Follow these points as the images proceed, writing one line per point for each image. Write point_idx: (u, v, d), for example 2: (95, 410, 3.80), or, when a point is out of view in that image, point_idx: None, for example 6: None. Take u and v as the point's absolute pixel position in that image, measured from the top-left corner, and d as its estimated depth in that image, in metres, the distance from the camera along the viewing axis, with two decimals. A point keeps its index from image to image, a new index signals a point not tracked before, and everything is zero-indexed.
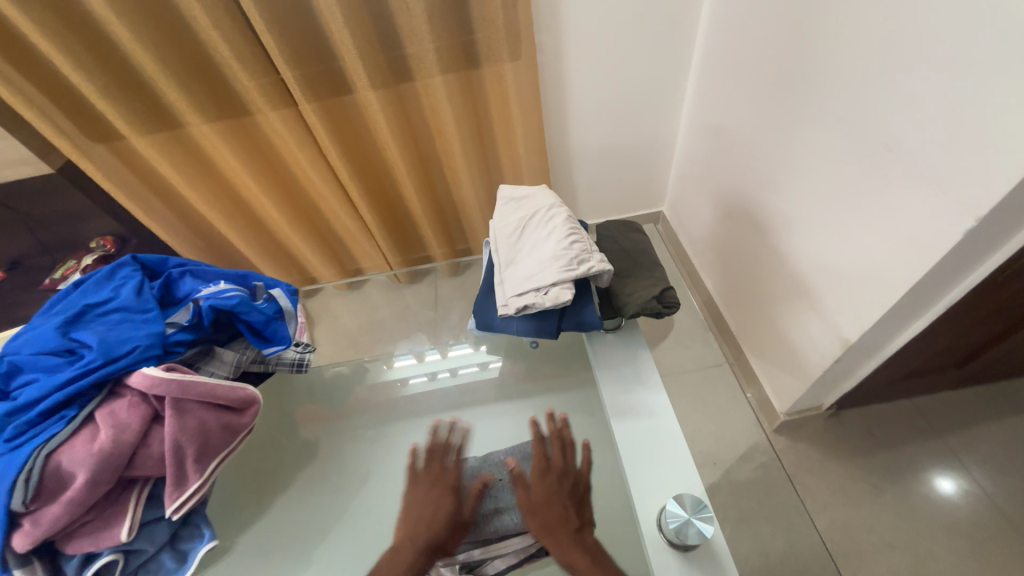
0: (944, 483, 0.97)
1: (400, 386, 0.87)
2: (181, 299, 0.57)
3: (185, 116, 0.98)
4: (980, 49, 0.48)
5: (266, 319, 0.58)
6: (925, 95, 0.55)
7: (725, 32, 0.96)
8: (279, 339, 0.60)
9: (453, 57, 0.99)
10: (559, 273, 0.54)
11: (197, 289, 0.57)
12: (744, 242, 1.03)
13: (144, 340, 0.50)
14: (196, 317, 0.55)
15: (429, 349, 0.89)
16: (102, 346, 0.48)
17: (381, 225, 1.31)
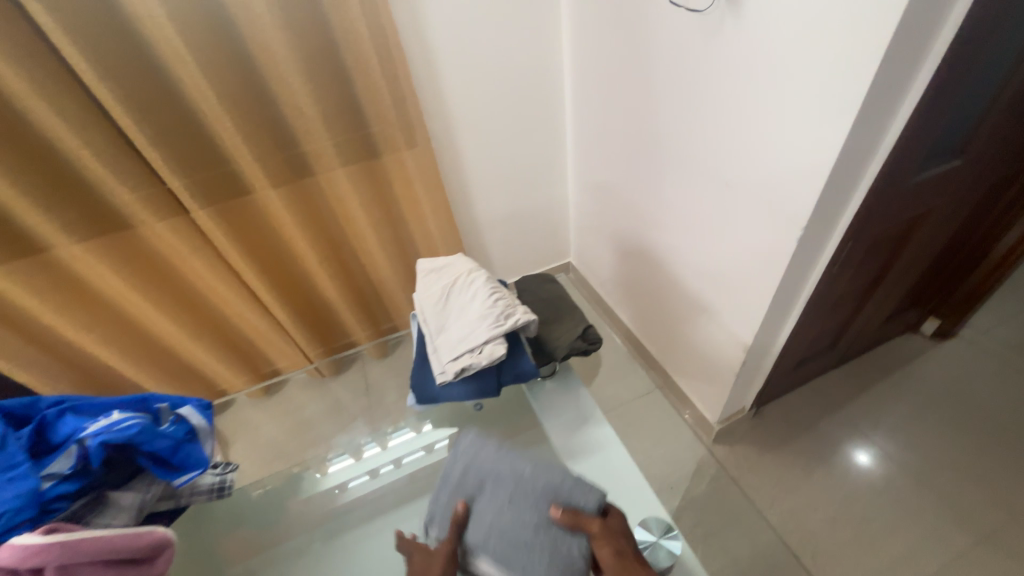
0: (863, 452, 1.09)
1: (339, 493, 0.80)
2: (60, 443, 0.48)
3: (50, 239, 0.89)
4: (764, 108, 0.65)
5: (175, 444, 0.51)
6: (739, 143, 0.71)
7: (588, 108, 1.15)
8: (193, 464, 0.53)
9: (352, 150, 1.04)
10: (490, 330, 0.56)
11: (81, 427, 0.49)
12: (644, 275, 1.16)
13: (10, 505, 0.42)
14: (82, 461, 0.47)
15: (366, 445, 0.84)
16: None
17: (296, 320, 1.24)
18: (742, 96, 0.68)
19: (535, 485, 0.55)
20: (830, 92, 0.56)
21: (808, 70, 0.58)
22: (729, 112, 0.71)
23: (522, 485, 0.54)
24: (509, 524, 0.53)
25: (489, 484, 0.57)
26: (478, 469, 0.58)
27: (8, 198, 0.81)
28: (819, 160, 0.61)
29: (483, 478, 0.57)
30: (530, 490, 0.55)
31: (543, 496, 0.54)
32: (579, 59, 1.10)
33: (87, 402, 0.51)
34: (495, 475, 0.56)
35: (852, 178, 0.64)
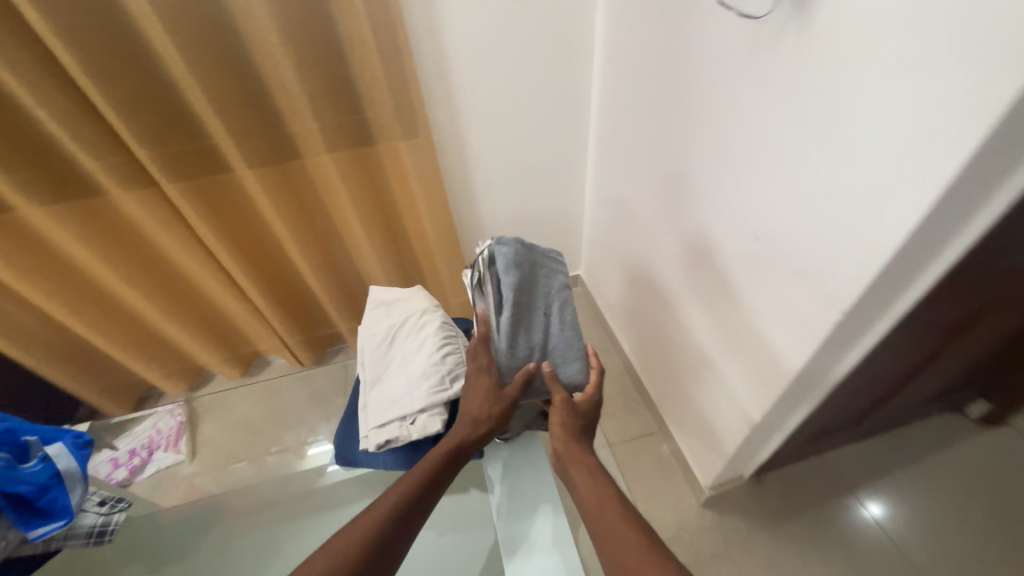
0: (874, 500, 1.03)
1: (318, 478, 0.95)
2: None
3: (11, 200, 0.83)
4: (817, 154, 0.51)
5: (39, 488, 0.60)
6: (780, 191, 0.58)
7: (615, 114, 1.00)
8: (61, 512, 0.63)
9: (343, 135, 0.94)
10: (425, 401, 0.53)
11: None
12: (651, 310, 1.03)
13: None
14: None
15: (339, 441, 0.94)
16: None
17: (276, 307, 1.18)
18: (790, 134, 0.54)
19: (572, 337, 0.60)
20: (905, 151, 0.42)
21: (882, 116, 0.44)
22: (773, 150, 0.58)
23: (562, 325, 0.59)
24: (533, 325, 0.59)
25: (539, 296, 0.61)
26: (534, 276, 0.61)
27: None
28: (876, 234, 0.47)
29: (526, 297, 0.59)
30: (559, 333, 0.59)
31: (560, 345, 0.59)
32: (611, 56, 0.96)
33: None
34: (547, 294, 0.61)
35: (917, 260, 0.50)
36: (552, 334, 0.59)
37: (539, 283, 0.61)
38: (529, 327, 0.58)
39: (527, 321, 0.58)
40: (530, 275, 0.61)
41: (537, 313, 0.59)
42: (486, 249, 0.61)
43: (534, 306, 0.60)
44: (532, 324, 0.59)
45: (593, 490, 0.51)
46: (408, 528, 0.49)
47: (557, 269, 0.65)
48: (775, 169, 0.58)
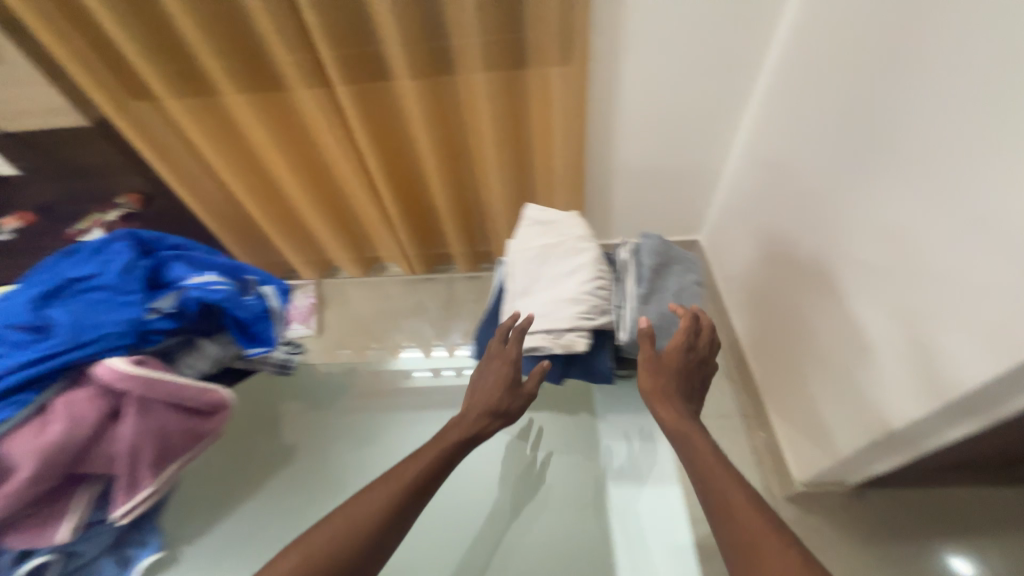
0: (960, 557, 0.90)
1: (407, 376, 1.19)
2: (168, 283, 0.72)
3: (219, 85, 0.97)
4: None
5: (252, 316, 0.77)
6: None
7: (799, 58, 0.87)
8: (263, 339, 0.80)
9: (498, 54, 0.93)
10: (575, 320, 0.58)
11: (184, 278, 0.71)
12: (782, 290, 0.94)
13: (115, 328, 0.62)
14: (180, 306, 0.69)
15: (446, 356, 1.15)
16: (72, 333, 0.60)
17: (402, 218, 1.27)
18: None
19: (695, 319, 0.62)
20: None
21: None
22: None
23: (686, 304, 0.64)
24: (660, 301, 0.63)
25: (671, 280, 0.64)
26: (660, 265, 0.68)
27: (191, 38, 0.89)
28: None
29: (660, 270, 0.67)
30: (684, 310, 0.63)
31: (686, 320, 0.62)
32: None
33: (193, 260, 0.73)
34: (676, 272, 0.68)
35: None
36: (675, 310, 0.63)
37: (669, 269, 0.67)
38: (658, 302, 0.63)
39: (658, 297, 0.64)
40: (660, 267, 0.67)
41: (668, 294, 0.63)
42: (631, 248, 0.69)
43: (671, 280, 0.64)
44: (662, 298, 0.64)
45: (713, 472, 0.51)
46: (415, 502, 0.55)
47: (687, 272, 0.68)
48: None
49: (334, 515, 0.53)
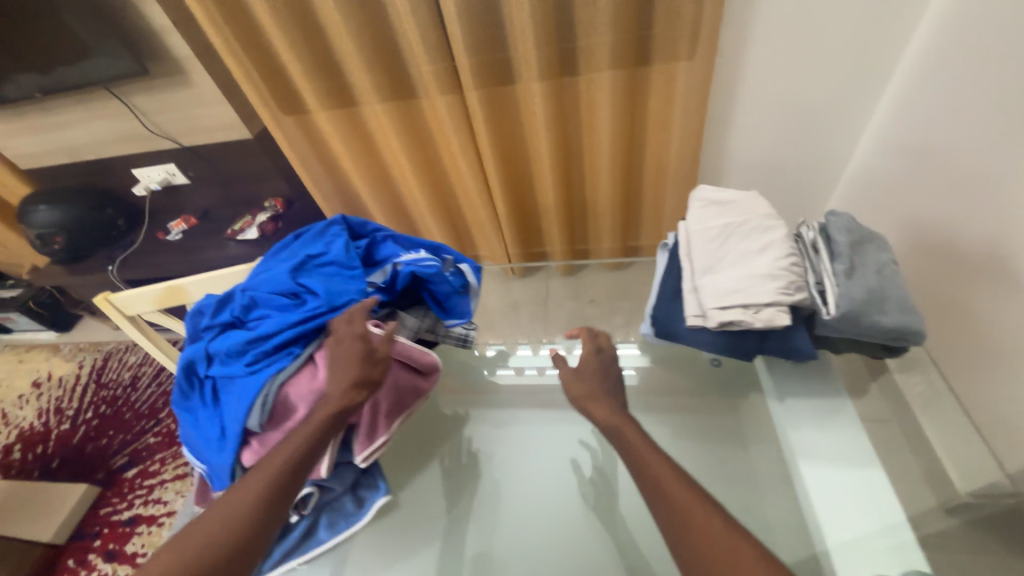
0: None
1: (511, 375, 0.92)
2: (380, 261, 0.64)
3: (365, 95, 1.08)
4: None
5: (450, 292, 0.63)
6: None
7: (956, 35, 0.82)
8: (458, 313, 0.66)
9: (625, 52, 0.96)
10: (776, 294, 0.48)
11: (395, 255, 0.62)
12: (935, 284, 0.87)
13: (355, 295, 0.57)
14: (391, 280, 0.61)
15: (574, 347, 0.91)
16: (326, 296, 0.56)
17: (510, 216, 1.32)
18: None
19: (909, 295, 0.49)
20: None
21: None
22: None
23: (899, 276, 0.50)
24: (869, 272, 0.49)
25: (874, 249, 0.51)
26: (860, 233, 0.52)
27: (349, 54, 1.00)
28: None
29: (862, 238, 0.52)
30: (897, 283, 0.49)
31: (901, 292, 0.48)
32: None
33: (401, 237, 0.64)
34: (879, 240, 0.53)
35: None
36: (888, 283, 0.49)
37: (870, 238, 0.53)
38: (867, 273, 0.49)
39: (862, 266, 0.50)
40: (860, 234, 0.52)
41: (872, 262, 0.50)
42: (817, 221, 0.55)
43: (871, 249, 0.51)
44: (870, 269, 0.49)
45: (646, 460, 0.55)
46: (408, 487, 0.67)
47: (884, 241, 0.54)
48: None
49: (251, 472, 0.48)
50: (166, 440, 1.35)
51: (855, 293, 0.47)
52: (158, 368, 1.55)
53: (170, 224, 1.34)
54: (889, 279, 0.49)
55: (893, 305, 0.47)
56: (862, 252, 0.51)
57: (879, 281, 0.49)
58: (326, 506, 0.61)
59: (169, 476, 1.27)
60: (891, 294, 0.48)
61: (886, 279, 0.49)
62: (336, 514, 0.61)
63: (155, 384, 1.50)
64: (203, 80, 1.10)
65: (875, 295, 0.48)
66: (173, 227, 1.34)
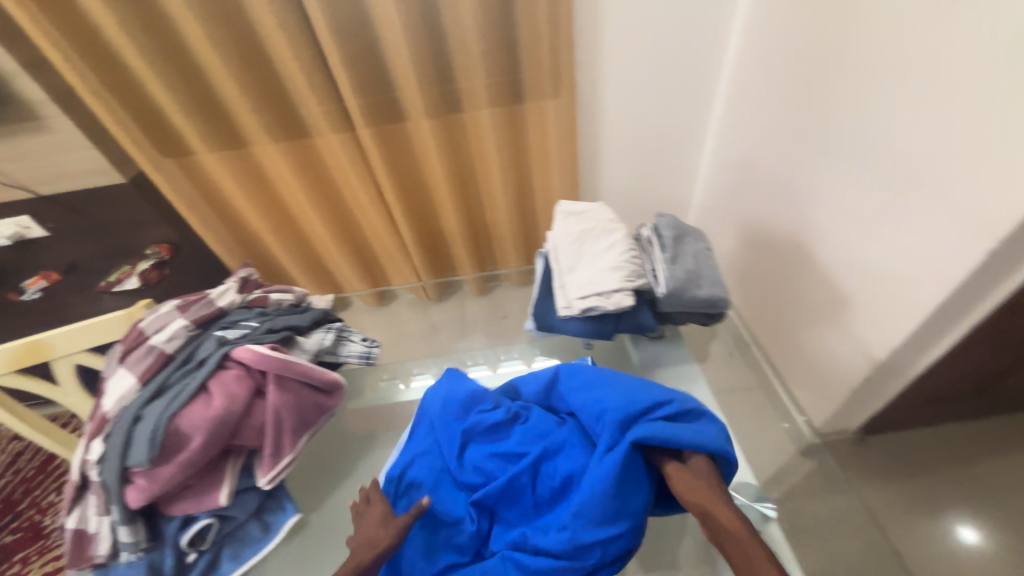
0: (968, 527, 1.00)
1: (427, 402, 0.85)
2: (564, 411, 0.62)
3: (254, 136, 1.08)
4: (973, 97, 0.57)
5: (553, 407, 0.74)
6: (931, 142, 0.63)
7: (750, 77, 1.05)
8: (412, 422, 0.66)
9: (501, 93, 1.09)
10: (621, 281, 0.59)
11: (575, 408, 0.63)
12: (768, 267, 1.07)
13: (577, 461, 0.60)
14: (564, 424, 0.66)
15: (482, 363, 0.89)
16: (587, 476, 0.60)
17: (416, 243, 1.36)
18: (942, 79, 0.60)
19: (719, 274, 0.63)
20: None
21: None
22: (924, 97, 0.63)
23: (711, 259, 0.63)
24: (687, 258, 0.62)
25: (692, 241, 0.65)
26: (682, 229, 0.66)
27: (234, 97, 1.00)
28: None
29: (682, 232, 0.66)
30: (709, 264, 0.63)
31: (712, 271, 0.62)
32: (753, 24, 1.02)
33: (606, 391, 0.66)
34: (697, 233, 0.67)
35: None
36: (703, 265, 0.62)
37: (689, 232, 0.67)
38: (685, 258, 0.62)
39: (683, 253, 0.63)
40: (681, 231, 0.66)
41: (692, 251, 0.63)
42: (651, 222, 0.69)
43: (690, 240, 0.65)
44: (688, 256, 0.63)
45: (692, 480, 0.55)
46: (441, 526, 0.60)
47: (700, 234, 0.68)
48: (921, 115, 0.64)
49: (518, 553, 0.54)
50: (29, 535, 1.15)
51: (676, 275, 0.60)
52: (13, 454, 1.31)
53: (26, 282, 1.17)
54: (703, 262, 0.63)
55: (704, 281, 0.60)
56: (683, 243, 0.64)
57: (696, 265, 0.62)
58: (228, 538, 0.52)
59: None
60: (703, 273, 0.61)
61: (700, 261, 0.63)
62: (239, 545, 0.52)
63: (9, 474, 1.27)
64: (63, 126, 1.03)
65: (691, 273, 0.60)
66: (29, 285, 1.16)
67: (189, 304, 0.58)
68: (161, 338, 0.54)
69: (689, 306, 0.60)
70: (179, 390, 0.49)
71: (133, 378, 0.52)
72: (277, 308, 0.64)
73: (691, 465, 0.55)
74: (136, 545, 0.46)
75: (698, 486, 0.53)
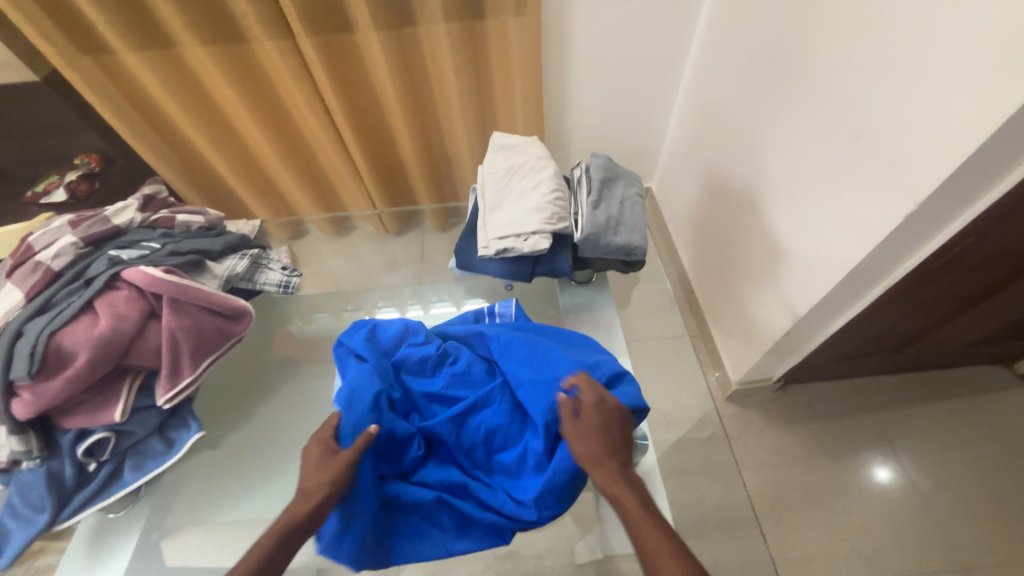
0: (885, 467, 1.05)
1: None
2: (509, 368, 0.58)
3: (180, 36, 0.97)
4: (927, 48, 0.53)
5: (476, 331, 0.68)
6: (879, 95, 0.60)
7: (728, 8, 0.96)
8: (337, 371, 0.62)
9: (458, 5, 0.98)
10: (540, 223, 0.57)
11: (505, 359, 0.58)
12: (720, 219, 1.06)
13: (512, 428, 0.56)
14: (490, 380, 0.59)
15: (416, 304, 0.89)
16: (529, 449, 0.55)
17: (371, 171, 1.30)
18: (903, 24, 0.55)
19: (643, 221, 0.62)
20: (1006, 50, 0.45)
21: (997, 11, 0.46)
22: (884, 44, 0.58)
23: (638, 206, 0.62)
24: (612, 203, 0.61)
25: (622, 185, 0.63)
26: (613, 173, 0.64)
27: None
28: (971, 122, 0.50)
29: (612, 175, 0.64)
30: (636, 211, 0.62)
31: (636, 218, 0.61)
32: None
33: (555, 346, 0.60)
34: (629, 177, 0.66)
35: (986, 174, 0.54)
36: (627, 211, 0.61)
37: (621, 176, 0.65)
38: (611, 203, 0.61)
39: (610, 198, 0.61)
40: (612, 174, 0.64)
41: (619, 196, 0.62)
42: (585, 162, 0.66)
43: (620, 185, 0.63)
44: (614, 201, 0.61)
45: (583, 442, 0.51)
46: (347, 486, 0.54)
47: (634, 178, 0.66)
48: (879, 65, 0.59)
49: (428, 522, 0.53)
50: None
51: (597, 220, 0.58)
52: None
53: None
54: (628, 208, 0.61)
55: (625, 227, 0.59)
56: (611, 188, 0.63)
57: (620, 211, 0.60)
58: (130, 452, 0.53)
59: None
60: (626, 220, 0.60)
61: (626, 207, 0.61)
62: (142, 459, 0.53)
63: None
64: None
65: (613, 219, 0.59)
66: None
67: (81, 221, 0.55)
68: (47, 255, 0.52)
69: (608, 253, 0.59)
70: (64, 308, 0.48)
71: (19, 294, 0.50)
72: (186, 230, 0.61)
73: (588, 405, 0.51)
74: (29, 455, 0.47)
75: (586, 434, 0.51)
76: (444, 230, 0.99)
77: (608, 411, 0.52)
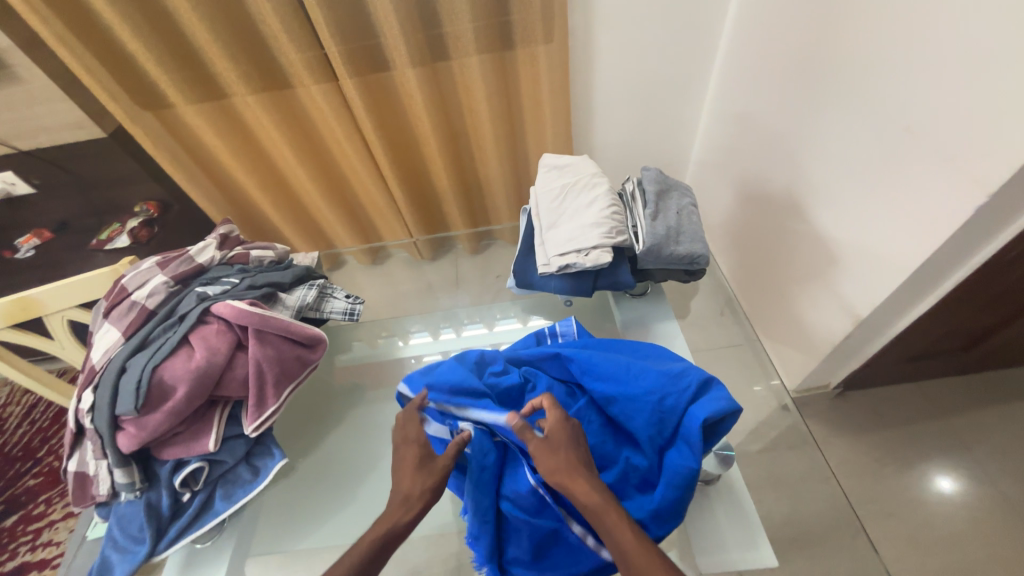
0: (963, 474, 0.99)
1: (412, 362, 0.88)
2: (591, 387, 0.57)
3: (231, 87, 1.04)
4: (982, 40, 0.53)
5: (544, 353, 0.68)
6: (932, 89, 0.59)
7: (754, 19, 0.98)
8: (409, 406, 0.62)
9: (489, 38, 1.03)
10: (600, 237, 0.58)
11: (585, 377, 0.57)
12: (761, 225, 1.05)
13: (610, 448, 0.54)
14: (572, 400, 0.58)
15: (444, 328, 0.91)
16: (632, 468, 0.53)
17: (407, 200, 1.34)
18: (951, 19, 0.56)
19: (701, 230, 0.62)
20: None
21: None
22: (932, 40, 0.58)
23: (695, 216, 0.63)
24: (669, 215, 0.62)
25: (676, 197, 0.64)
26: (666, 185, 0.66)
27: (206, 44, 0.95)
28: None
29: (665, 188, 0.65)
30: (693, 221, 0.62)
31: (694, 227, 0.62)
32: None
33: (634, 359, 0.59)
34: (682, 188, 0.67)
35: None
36: (685, 222, 0.62)
37: (674, 188, 0.66)
38: (668, 215, 0.62)
39: (666, 209, 0.62)
40: (665, 187, 0.65)
41: (675, 208, 0.63)
42: (636, 177, 0.68)
43: (674, 197, 0.65)
44: (670, 212, 0.62)
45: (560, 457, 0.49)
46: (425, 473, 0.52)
47: (685, 190, 0.67)
48: (929, 61, 0.59)
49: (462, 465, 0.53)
50: (51, 478, 1.23)
51: (657, 231, 0.59)
52: (29, 405, 1.38)
53: (17, 240, 1.17)
54: (686, 219, 0.62)
55: (685, 238, 0.60)
56: (666, 201, 0.64)
57: (678, 222, 0.61)
58: (220, 479, 0.58)
59: (60, 515, 1.16)
60: (685, 230, 0.61)
61: (683, 218, 0.62)
62: (231, 486, 0.58)
63: (27, 424, 1.34)
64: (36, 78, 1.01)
65: (672, 230, 0.60)
66: (22, 243, 1.16)
67: (168, 261, 0.60)
68: (142, 294, 0.57)
69: (669, 263, 0.60)
70: (162, 343, 0.52)
71: (117, 333, 0.55)
72: (259, 264, 0.65)
73: (554, 423, 0.51)
74: (133, 485, 0.52)
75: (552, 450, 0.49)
76: (477, 252, 1.01)
77: (558, 425, 0.51)
